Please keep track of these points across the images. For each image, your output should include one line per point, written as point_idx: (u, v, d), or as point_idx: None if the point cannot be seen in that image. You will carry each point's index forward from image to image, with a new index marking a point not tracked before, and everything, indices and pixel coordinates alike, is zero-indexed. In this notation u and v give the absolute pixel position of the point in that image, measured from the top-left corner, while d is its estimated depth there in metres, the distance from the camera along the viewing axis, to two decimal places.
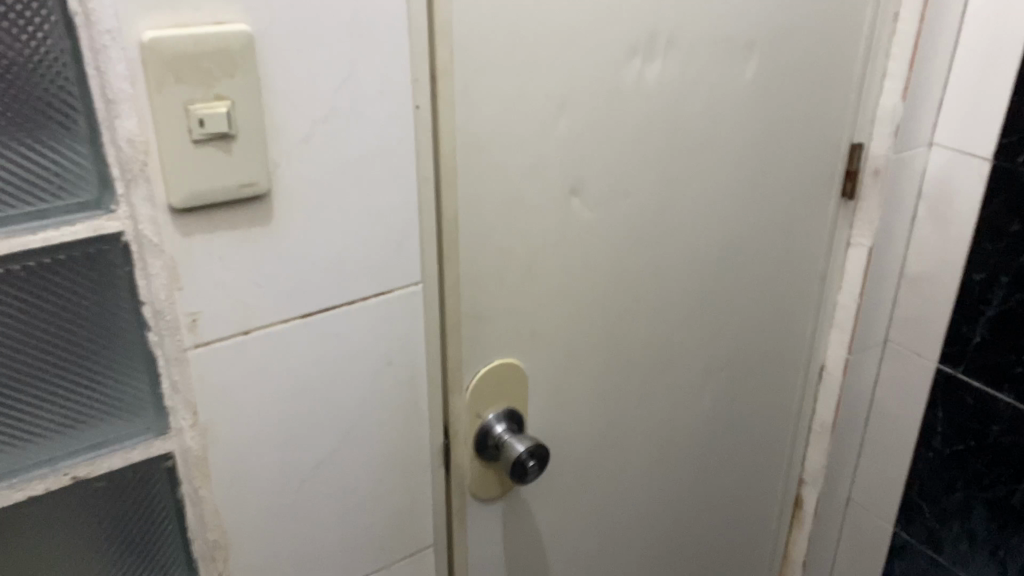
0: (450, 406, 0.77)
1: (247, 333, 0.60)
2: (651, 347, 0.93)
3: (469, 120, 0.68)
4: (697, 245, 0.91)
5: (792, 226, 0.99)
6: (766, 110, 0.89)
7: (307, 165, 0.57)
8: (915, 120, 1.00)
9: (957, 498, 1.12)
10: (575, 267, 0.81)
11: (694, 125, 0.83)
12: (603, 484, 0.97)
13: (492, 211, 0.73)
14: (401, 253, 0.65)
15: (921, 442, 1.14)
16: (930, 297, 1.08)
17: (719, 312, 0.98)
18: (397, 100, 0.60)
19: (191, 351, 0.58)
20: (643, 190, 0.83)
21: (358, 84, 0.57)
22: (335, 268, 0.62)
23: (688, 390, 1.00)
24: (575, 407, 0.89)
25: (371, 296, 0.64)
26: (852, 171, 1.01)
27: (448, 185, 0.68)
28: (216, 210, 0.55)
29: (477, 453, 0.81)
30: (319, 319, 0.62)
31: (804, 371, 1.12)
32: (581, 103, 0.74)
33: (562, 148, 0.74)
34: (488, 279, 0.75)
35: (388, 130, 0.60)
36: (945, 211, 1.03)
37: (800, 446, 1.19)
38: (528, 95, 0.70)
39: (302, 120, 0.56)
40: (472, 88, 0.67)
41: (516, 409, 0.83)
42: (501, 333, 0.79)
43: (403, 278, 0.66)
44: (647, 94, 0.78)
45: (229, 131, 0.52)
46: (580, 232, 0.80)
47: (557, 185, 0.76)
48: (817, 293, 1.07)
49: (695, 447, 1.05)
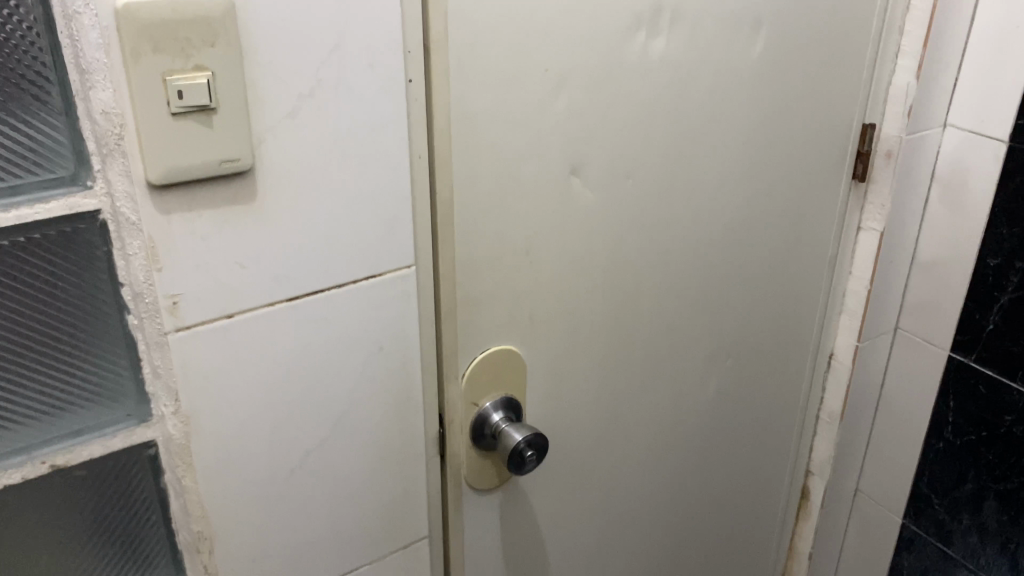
0: (445, 392, 0.75)
1: (232, 317, 0.57)
2: (653, 333, 0.90)
3: (465, 97, 0.65)
4: (702, 229, 0.88)
5: (800, 210, 0.96)
6: (774, 89, 0.86)
7: (292, 141, 0.55)
8: (928, 100, 0.96)
9: (967, 490, 1.09)
10: (575, 250, 0.79)
11: (700, 104, 0.80)
12: (604, 474, 0.94)
13: (489, 191, 0.70)
14: (392, 234, 0.62)
15: (931, 432, 1.11)
16: (941, 284, 1.05)
17: (725, 299, 0.95)
18: (388, 74, 0.57)
19: (172, 335, 0.55)
20: (646, 171, 0.80)
21: (347, 56, 0.55)
22: (324, 249, 0.59)
23: (692, 379, 0.97)
24: (575, 395, 0.86)
25: (361, 279, 0.62)
26: (863, 153, 0.98)
27: (443, 164, 0.65)
28: (197, 187, 0.52)
29: (474, 441, 0.79)
30: (307, 303, 0.60)
31: (812, 359, 1.10)
32: (582, 79, 0.71)
33: (562, 127, 0.72)
34: (485, 262, 0.73)
35: (379, 105, 0.58)
36: (958, 194, 1.00)
37: (807, 435, 1.17)
38: (526, 70, 0.67)
39: (288, 94, 0.53)
40: (468, 62, 0.64)
41: (514, 397, 0.80)
42: (499, 318, 0.76)
43: (395, 261, 0.63)
44: (650, 70, 0.75)
45: (211, 103, 0.50)
46: (581, 214, 0.77)
47: (557, 165, 0.73)
48: (826, 279, 1.04)
49: (699, 437, 1.02)
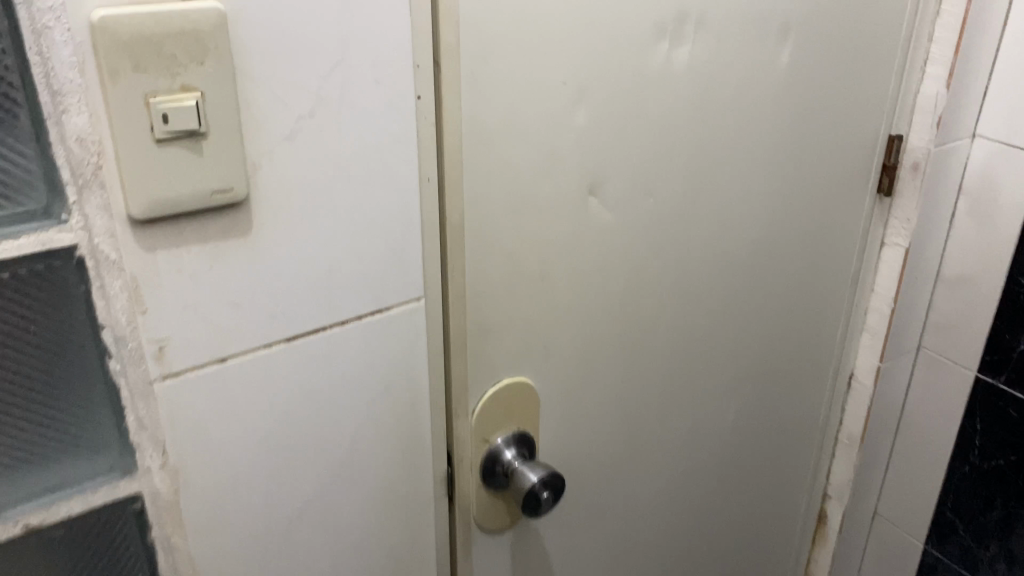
0: (455, 429, 0.70)
1: (224, 361, 0.51)
2: (672, 359, 0.85)
3: (477, 113, 0.59)
4: (724, 248, 0.83)
5: (824, 225, 0.91)
6: (801, 100, 0.81)
7: (291, 167, 0.49)
8: (958, 110, 0.91)
9: (995, 516, 1.04)
10: (593, 274, 0.73)
11: (724, 117, 0.75)
12: (620, 507, 0.89)
13: (503, 214, 0.65)
14: (400, 265, 0.57)
15: (957, 456, 1.06)
16: (969, 301, 1.00)
17: (745, 320, 0.90)
18: (396, 91, 0.52)
19: (159, 384, 0.50)
20: (668, 189, 0.75)
21: (351, 71, 0.49)
22: (325, 283, 0.54)
23: (710, 405, 0.92)
24: (591, 426, 0.81)
25: (367, 314, 0.56)
26: (890, 166, 0.93)
27: (453, 186, 0.60)
28: (185, 221, 0.46)
29: (484, 480, 0.73)
30: (307, 342, 0.54)
31: (832, 380, 1.05)
32: (602, 92, 0.66)
33: (580, 144, 0.66)
34: (497, 290, 0.67)
35: (386, 125, 0.52)
36: (987, 208, 0.95)
37: (825, 458, 1.12)
38: (544, 84, 0.62)
39: (286, 114, 0.48)
40: (481, 76, 0.58)
41: (527, 431, 0.75)
42: (512, 349, 0.71)
43: (403, 294, 0.58)
44: (674, 82, 0.70)
45: (200, 128, 0.44)
46: (600, 236, 0.72)
47: (574, 184, 0.68)
48: (848, 297, 0.99)
49: (716, 465, 0.97)
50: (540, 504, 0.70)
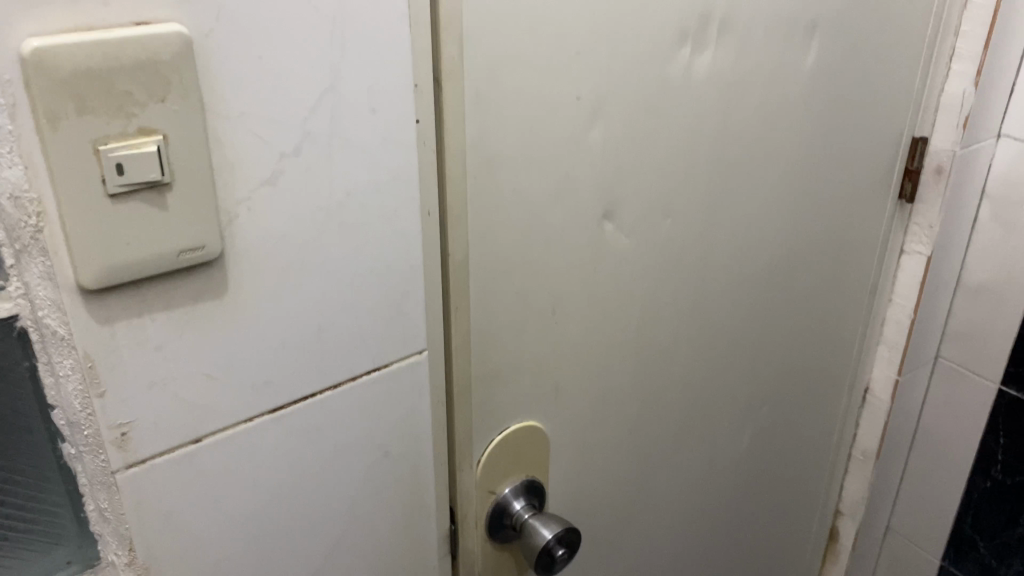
0: (458, 484, 0.63)
1: (199, 442, 0.44)
2: (688, 388, 0.78)
3: (484, 136, 0.52)
4: (744, 267, 0.76)
5: (846, 237, 0.85)
6: (826, 105, 0.74)
7: (273, 215, 0.41)
8: (984, 109, 0.86)
9: (1018, 534, 1.00)
10: (607, 304, 0.66)
11: (747, 128, 0.68)
12: (633, 547, 0.82)
13: (511, 247, 0.57)
14: (400, 316, 0.49)
15: (977, 470, 1.01)
16: (992, 310, 0.95)
17: (763, 342, 0.83)
18: (394, 120, 0.44)
19: (123, 474, 0.42)
20: (688, 208, 0.68)
21: (342, 100, 0.41)
22: (314, 345, 0.46)
23: (726, 432, 0.85)
24: (603, 466, 0.74)
25: (363, 374, 0.49)
26: (912, 171, 0.87)
27: (456, 219, 0.52)
28: (147, 286, 0.39)
29: (490, 534, 0.67)
30: (294, 412, 0.47)
31: (847, 395, 0.99)
32: (620, 106, 0.58)
33: (595, 165, 0.59)
34: (504, 329, 0.60)
35: (383, 160, 0.44)
36: (1013, 213, 0.90)
37: (838, 474, 1.07)
38: (557, 100, 0.55)
39: (266, 154, 0.40)
40: (489, 94, 0.51)
41: (537, 478, 0.68)
42: (519, 391, 0.64)
43: (404, 348, 0.51)
44: (695, 91, 0.63)
45: (163, 177, 0.36)
46: (615, 263, 0.65)
47: (588, 209, 0.61)
48: (866, 308, 0.93)
49: (731, 494, 0.91)
50: (556, 563, 0.63)
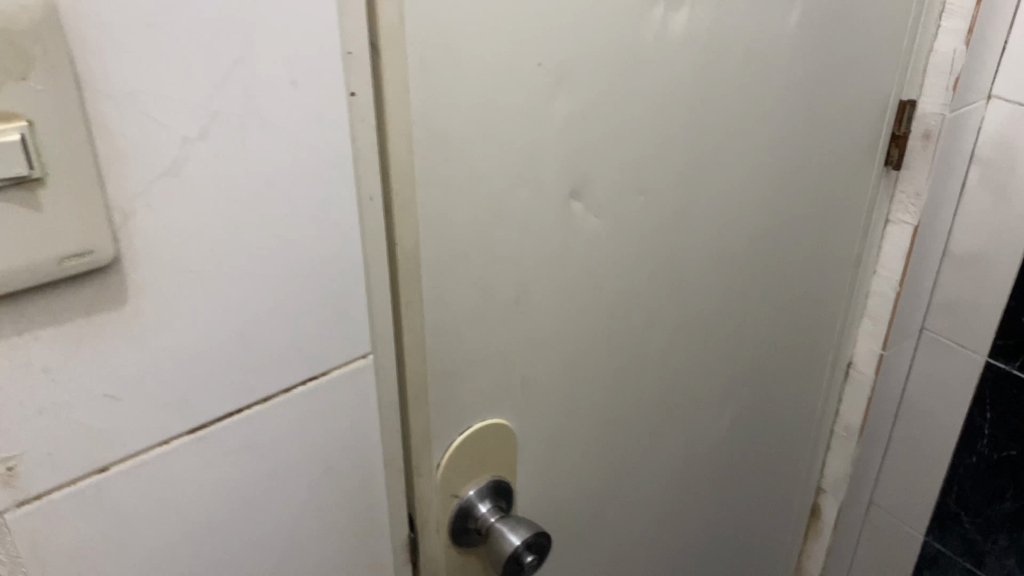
0: (416, 490, 0.57)
1: (106, 471, 0.38)
2: (665, 374, 0.74)
3: (432, 111, 0.46)
4: (723, 244, 0.71)
5: (830, 207, 0.80)
6: (812, 67, 0.68)
7: (180, 210, 0.35)
8: (975, 70, 0.80)
9: (1004, 509, 0.96)
10: (578, 291, 0.61)
11: (727, 95, 0.63)
12: (609, 541, 0.78)
13: (468, 234, 0.52)
14: (339, 317, 0.44)
15: (963, 446, 0.98)
16: (980, 279, 0.91)
17: (744, 320, 0.78)
18: (320, 95, 0.38)
19: (16, 513, 0.36)
20: (662, 184, 0.62)
21: (256, 73, 0.35)
22: (237, 356, 0.40)
23: (704, 417, 0.81)
24: (576, 460, 0.70)
25: (297, 386, 0.43)
26: (900, 136, 0.82)
27: (403, 203, 0.47)
28: (27, 300, 0.32)
29: (454, 539, 0.62)
30: (217, 431, 0.41)
31: (830, 371, 0.95)
32: (586, 74, 0.52)
33: (560, 140, 0.53)
34: (464, 322, 0.55)
35: (309, 141, 0.38)
36: (1003, 179, 0.85)
37: (820, 452, 1.03)
38: (515, 69, 0.48)
39: (164, 139, 0.33)
40: (436, 61, 0.45)
41: (504, 477, 0.63)
42: (483, 388, 0.59)
43: (345, 353, 0.45)
44: (669, 56, 0.57)
45: (32, 171, 0.30)
46: (585, 246, 0.59)
47: (554, 187, 0.55)
48: (850, 281, 0.89)
49: (709, 479, 0.86)
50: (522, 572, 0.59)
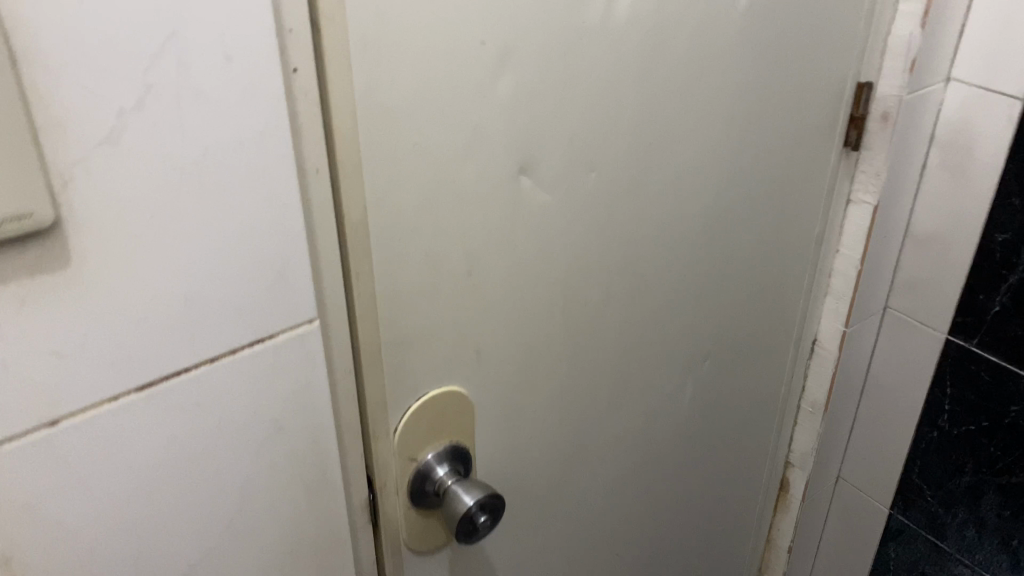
0: (374, 454, 0.60)
1: (56, 424, 0.40)
2: (623, 348, 0.76)
3: (374, 87, 0.48)
4: (678, 221, 0.73)
5: (788, 186, 0.82)
6: (764, 49, 0.70)
7: (120, 176, 0.37)
8: (931, 53, 0.82)
9: (963, 483, 0.99)
10: (529, 265, 0.63)
11: (675, 75, 0.65)
12: (570, 509, 0.81)
13: (416, 207, 0.54)
14: (283, 283, 0.46)
15: (925, 420, 1.00)
16: (940, 258, 0.93)
17: (703, 295, 0.81)
18: (254, 70, 0.40)
19: None
20: (612, 161, 0.64)
21: (188, 48, 0.37)
22: (182, 317, 0.43)
23: (664, 390, 0.83)
24: (535, 430, 0.72)
25: (244, 347, 0.46)
26: (858, 117, 0.84)
27: (349, 177, 0.49)
28: None
29: (413, 501, 0.64)
30: (165, 389, 0.44)
31: (794, 347, 0.97)
32: (529, 54, 0.54)
33: (505, 117, 0.55)
34: (415, 293, 0.57)
35: (244, 114, 0.40)
36: (961, 160, 0.87)
37: (787, 427, 1.06)
38: (456, 47, 0.51)
39: (100, 110, 0.36)
40: (378, 40, 0.47)
41: (462, 443, 0.66)
42: (436, 357, 0.61)
43: (289, 318, 0.47)
44: (613, 37, 0.59)
45: None
46: (535, 220, 0.61)
47: (501, 163, 0.57)
48: (811, 259, 0.91)
49: (672, 451, 0.89)
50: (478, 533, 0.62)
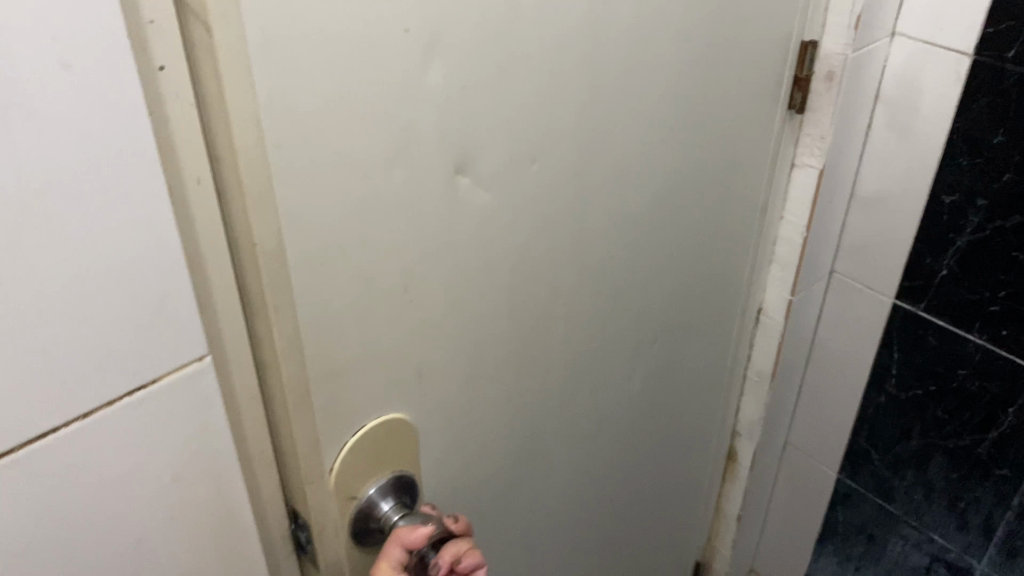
0: (309, 501, 0.52)
1: None
2: (573, 347, 0.70)
3: (282, 90, 0.40)
4: (628, 206, 0.68)
5: (734, 160, 0.77)
6: (712, 18, 0.64)
7: None
8: (876, 7, 0.78)
9: (912, 446, 1.00)
10: (469, 270, 0.56)
11: (620, 54, 0.58)
12: (526, 520, 0.76)
13: (344, 225, 0.46)
14: (162, 321, 0.40)
15: (872, 385, 1.00)
16: (887, 221, 0.91)
17: (650, 280, 0.75)
18: (99, 78, 0.33)
19: None
20: (555, 151, 0.58)
21: (11, 57, 0.30)
22: (40, 376, 0.36)
23: (615, 381, 0.78)
24: (487, 442, 0.66)
25: (121, 397, 0.40)
26: (802, 78, 0.79)
27: (258, 197, 0.41)
28: None
29: (356, 541, 0.57)
30: (29, 456, 0.37)
31: (739, 319, 0.94)
32: (461, 40, 0.47)
33: (436, 112, 0.48)
34: (346, 320, 0.49)
35: (93, 130, 0.34)
36: (906, 120, 0.85)
37: (734, 397, 1.03)
38: (375, 34, 0.42)
39: None
40: (283, 38, 0.39)
41: (408, 471, 0.59)
42: (373, 385, 0.53)
43: (174, 358, 0.41)
44: (553, 16, 0.52)
45: None
46: (475, 224, 0.55)
47: (433, 165, 0.50)
48: (756, 227, 0.87)
49: (625, 441, 0.85)
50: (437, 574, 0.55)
